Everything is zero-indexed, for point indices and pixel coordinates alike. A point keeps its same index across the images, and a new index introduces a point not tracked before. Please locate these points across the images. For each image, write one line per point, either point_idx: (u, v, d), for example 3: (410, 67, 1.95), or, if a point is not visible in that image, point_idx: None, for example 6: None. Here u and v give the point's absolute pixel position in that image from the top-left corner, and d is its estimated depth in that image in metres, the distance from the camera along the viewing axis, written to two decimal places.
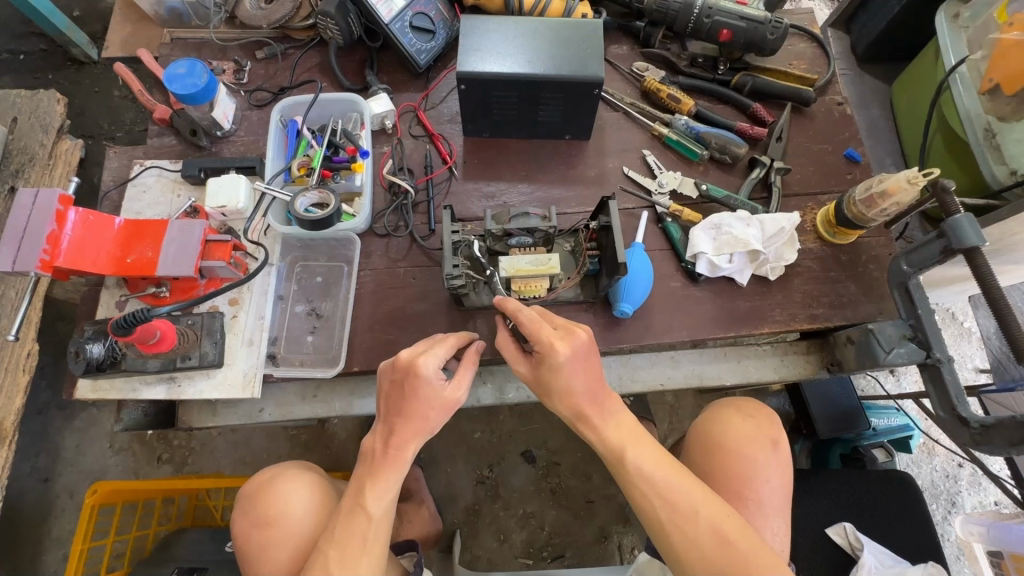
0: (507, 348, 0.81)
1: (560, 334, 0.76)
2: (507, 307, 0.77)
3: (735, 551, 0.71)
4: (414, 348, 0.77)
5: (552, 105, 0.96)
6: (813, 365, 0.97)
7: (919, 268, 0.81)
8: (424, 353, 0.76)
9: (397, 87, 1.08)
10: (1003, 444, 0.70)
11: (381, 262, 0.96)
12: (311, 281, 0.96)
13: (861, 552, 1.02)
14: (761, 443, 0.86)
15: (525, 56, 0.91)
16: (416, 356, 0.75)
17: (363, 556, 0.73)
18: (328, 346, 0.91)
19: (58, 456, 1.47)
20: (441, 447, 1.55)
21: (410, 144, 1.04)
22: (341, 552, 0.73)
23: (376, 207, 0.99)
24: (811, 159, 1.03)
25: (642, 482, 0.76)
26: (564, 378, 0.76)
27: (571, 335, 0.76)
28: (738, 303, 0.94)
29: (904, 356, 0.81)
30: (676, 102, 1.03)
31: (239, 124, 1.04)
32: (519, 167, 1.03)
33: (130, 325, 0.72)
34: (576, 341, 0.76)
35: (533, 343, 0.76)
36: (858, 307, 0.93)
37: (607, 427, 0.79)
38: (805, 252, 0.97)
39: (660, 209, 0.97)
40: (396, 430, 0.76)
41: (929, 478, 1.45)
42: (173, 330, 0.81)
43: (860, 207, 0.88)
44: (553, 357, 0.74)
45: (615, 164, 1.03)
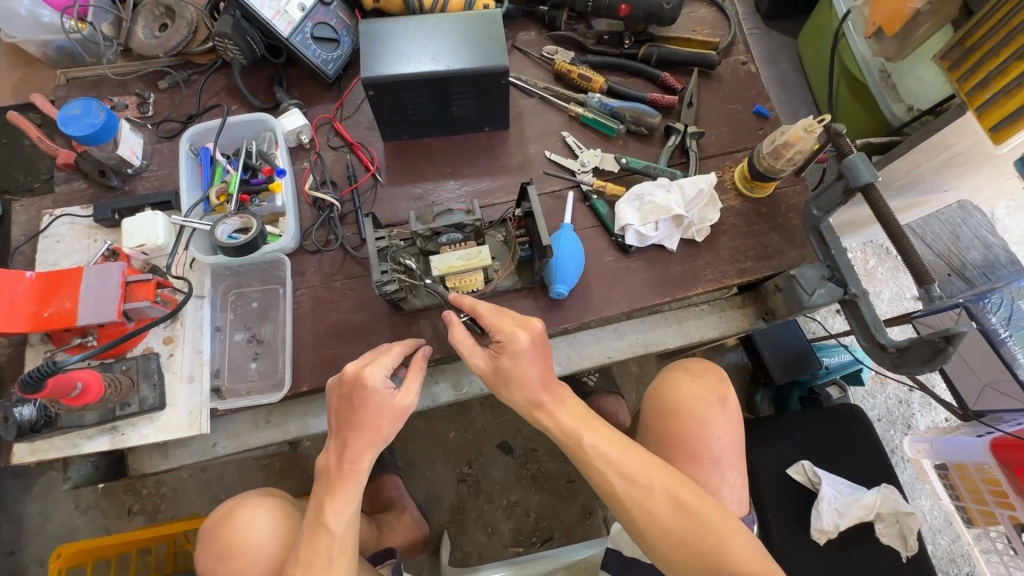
0: (464, 343, 0.78)
1: (518, 324, 0.79)
2: (465, 302, 0.79)
3: (690, 515, 0.74)
4: (360, 360, 0.77)
5: (465, 99, 0.97)
6: (749, 316, 1.01)
7: (828, 211, 0.85)
8: (370, 364, 0.76)
9: (310, 101, 1.06)
10: (919, 363, 0.74)
11: (316, 278, 0.95)
12: (247, 307, 0.94)
13: (820, 485, 1.08)
14: (707, 401, 0.86)
15: (430, 54, 0.91)
16: (362, 367, 0.75)
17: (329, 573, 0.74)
18: (273, 370, 0.90)
19: (23, 524, 1.42)
20: (418, 451, 1.55)
21: (331, 156, 1.03)
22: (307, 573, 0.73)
23: (304, 224, 0.98)
24: (723, 119, 1.06)
25: (599, 462, 0.78)
26: (523, 367, 0.78)
27: (529, 323, 0.79)
28: (671, 268, 0.97)
29: (825, 296, 0.86)
30: (587, 81, 1.05)
31: (151, 158, 1.01)
32: (442, 165, 1.04)
33: (38, 380, 0.69)
34: (534, 328, 0.79)
35: (494, 334, 0.78)
36: (783, 256, 0.97)
37: (559, 410, 0.81)
38: (728, 210, 1.00)
39: (584, 188, 1.00)
40: (349, 443, 0.76)
41: (885, 407, 1.52)
42: (97, 379, 0.78)
43: (769, 159, 0.92)
44: (516, 343, 0.77)
45: (537, 149, 1.04)
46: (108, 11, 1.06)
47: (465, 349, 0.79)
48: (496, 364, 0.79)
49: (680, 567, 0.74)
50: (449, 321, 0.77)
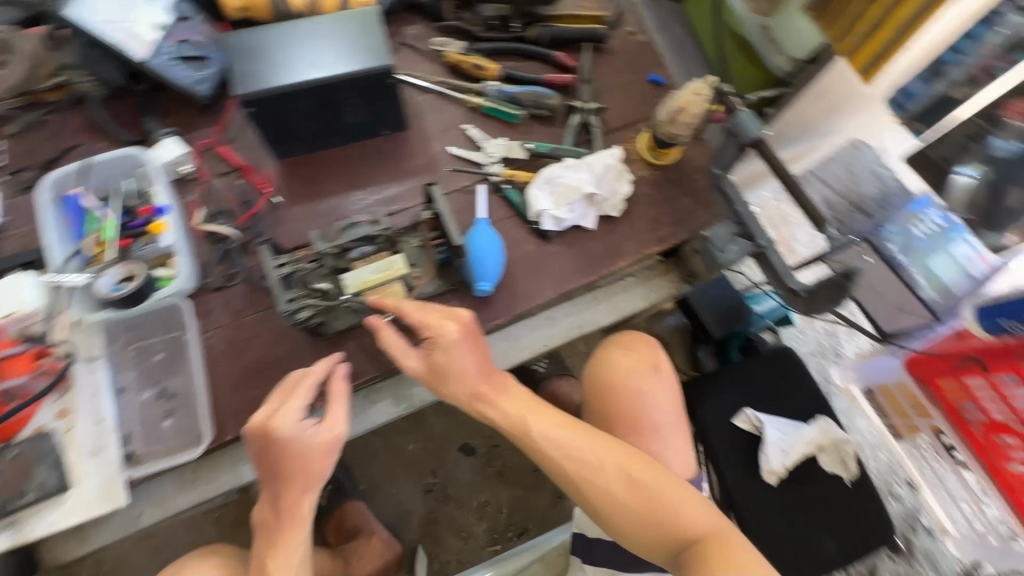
0: (394, 345, 0.76)
1: (445, 316, 0.76)
2: (387, 304, 0.76)
3: (640, 486, 0.74)
4: (268, 408, 0.71)
5: (355, 104, 0.92)
6: (675, 281, 1.03)
7: (727, 168, 0.87)
8: (279, 411, 0.70)
9: (186, 126, 0.97)
10: (827, 302, 0.79)
11: (224, 316, 0.88)
12: (151, 361, 0.87)
13: (765, 429, 1.12)
14: (643, 371, 0.87)
15: (307, 60, 0.86)
16: (271, 418, 0.70)
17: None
18: (190, 424, 0.83)
19: None
20: (379, 470, 1.50)
21: (220, 184, 0.95)
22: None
23: (201, 261, 0.90)
24: (621, 91, 1.07)
25: (547, 447, 0.77)
26: (457, 359, 0.75)
27: (457, 314, 0.76)
28: (592, 247, 0.97)
29: (737, 251, 0.89)
30: (481, 69, 1.03)
31: (10, 215, 0.90)
32: (345, 177, 0.98)
33: None
34: (464, 318, 0.76)
35: (423, 331, 0.75)
36: (697, 217, 0.99)
37: (504, 400, 0.79)
38: (638, 180, 1.01)
39: (494, 179, 0.98)
40: (280, 492, 0.72)
41: (816, 341, 1.62)
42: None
43: (667, 127, 0.93)
44: (446, 336, 0.74)
45: (441, 146, 1.01)
46: None
47: (395, 351, 0.76)
48: (428, 367, 0.77)
49: (637, 538, 0.75)
50: (371, 326, 0.76)
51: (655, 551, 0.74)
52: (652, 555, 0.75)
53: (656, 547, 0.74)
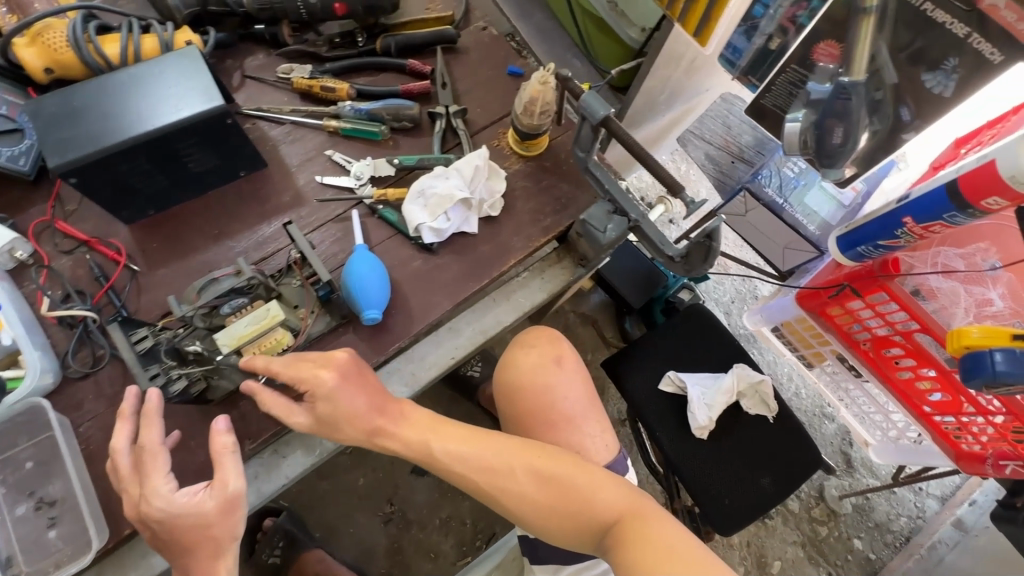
0: (275, 406, 0.71)
1: (318, 364, 0.72)
2: (256, 364, 0.70)
3: (553, 481, 0.75)
4: (137, 497, 0.67)
5: (197, 152, 0.86)
6: (569, 268, 1.03)
7: (589, 150, 0.89)
8: (150, 493, 0.66)
9: (16, 208, 0.89)
10: (701, 263, 0.81)
11: (97, 405, 0.81)
12: (22, 471, 0.79)
13: (687, 388, 1.16)
14: (546, 367, 0.89)
15: (129, 117, 0.79)
16: (139, 505, 0.67)
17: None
18: (80, 528, 0.77)
19: None
20: (333, 512, 1.45)
21: (67, 263, 0.87)
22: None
23: (60, 352, 0.83)
24: (483, 89, 1.06)
25: (454, 463, 0.76)
26: (345, 403, 0.72)
27: (332, 358, 0.72)
28: (479, 251, 0.96)
29: (616, 230, 0.90)
30: (332, 91, 0.99)
31: None
32: (207, 229, 0.92)
33: None
34: (340, 361, 0.72)
35: (301, 386, 0.70)
36: (578, 201, 1.00)
37: (404, 428, 0.76)
38: (514, 175, 1.00)
39: (367, 202, 0.94)
40: (190, 566, 0.68)
41: (734, 289, 1.68)
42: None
43: (526, 119, 0.93)
44: (323, 387, 0.70)
45: (306, 178, 0.96)
46: None
47: (277, 410, 0.72)
48: (316, 421, 0.73)
49: (559, 533, 0.75)
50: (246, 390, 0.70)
51: (578, 540, 0.75)
52: (578, 544, 0.76)
53: (579, 536, 0.75)
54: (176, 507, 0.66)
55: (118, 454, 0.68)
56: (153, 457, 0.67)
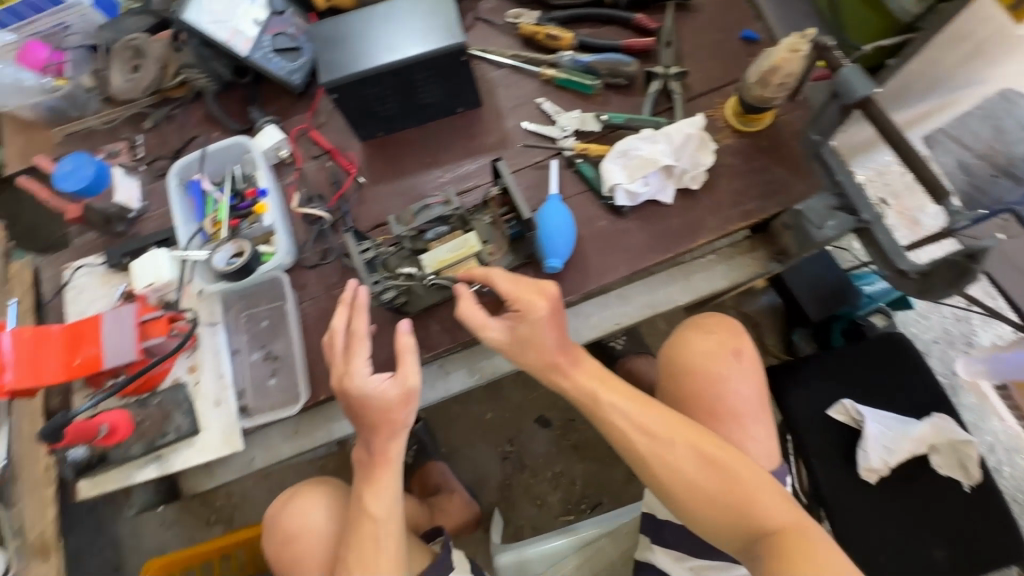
0: (474, 316, 0.77)
1: (534, 290, 0.77)
2: (477, 274, 0.77)
3: (714, 467, 0.74)
4: (339, 369, 0.77)
5: (429, 85, 0.94)
6: (761, 260, 0.96)
7: (827, 134, 0.77)
8: (350, 369, 0.76)
9: (284, 114, 1.06)
10: (945, 286, 0.68)
11: (317, 289, 0.97)
12: (258, 327, 0.98)
13: (864, 424, 1.01)
14: (722, 357, 0.86)
15: (385, 45, 0.89)
16: (344, 380, 0.76)
17: (379, 555, 0.75)
18: (291, 384, 0.94)
19: (121, 545, 1.57)
20: (459, 435, 1.59)
21: (313, 167, 1.03)
22: (360, 558, 0.75)
23: (298, 240, 0.99)
24: (708, 52, 0.99)
25: (617, 418, 0.79)
26: (541, 332, 0.77)
27: (544, 288, 0.77)
28: (669, 223, 0.92)
29: (836, 228, 0.79)
30: (556, 39, 1.00)
31: (150, 199, 1.05)
32: (422, 156, 1.01)
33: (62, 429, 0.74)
34: (551, 293, 0.77)
35: (512, 303, 0.76)
36: (791, 189, 0.90)
37: (577, 372, 0.81)
38: (724, 150, 0.93)
39: (567, 153, 0.96)
40: (370, 438, 0.79)
41: (940, 326, 1.40)
42: (124, 419, 0.86)
43: (758, 89, 0.85)
44: (535, 312, 0.75)
45: (514, 122, 1.00)
46: (86, 64, 1.11)
47: (478, 321, 0.78)
48: (511, 339, 0.79)
49: (705, 521, 0.74)
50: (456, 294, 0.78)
51: (724, 535, 0.73)
52: (721, 539, 0.74)
53: (726, 531, 0.73)
54: (369, 389, 0.74)
55: (335, 333, 0.78)
56: (358, 342, 0.77)
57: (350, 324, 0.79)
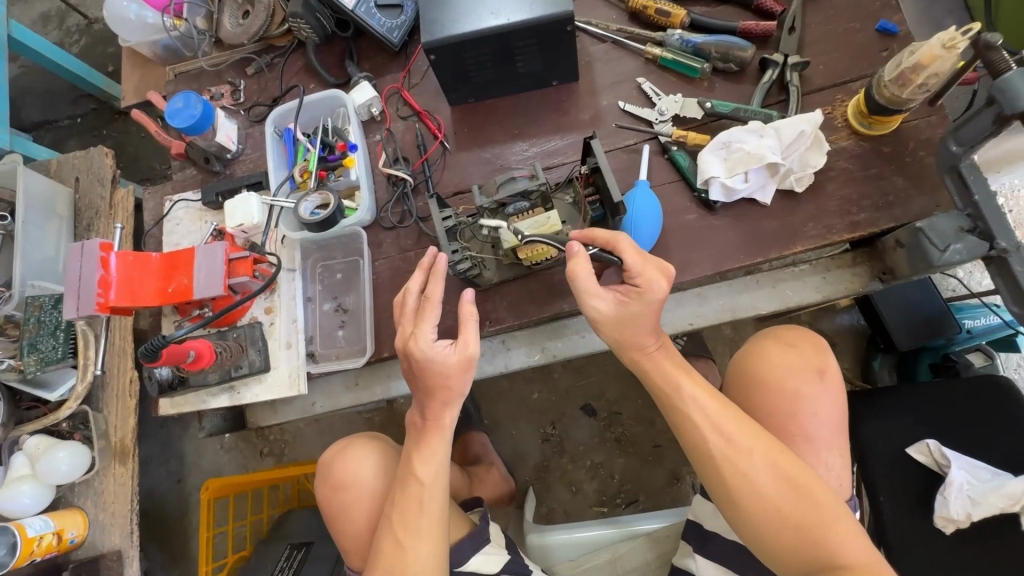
0: (588, 282, 0.74)
1: (657, 269, 0.75)
2: (603, 238, 0.75)
3: (790, 487, 0.70)
4: (405, 332, 0.78)
5: (529, 54, 0.91)
6: (862, 277, 0.88)
7: (971, 146, 0.69)
8: (414, 334, 0.76)
9: (379, 72, 1.06)
10: None
11: (392, 249, 0.98)
12: (332, 278, 1.01)
13: (949, 469, 0.91)
14: (804, 374, 0.79)
15: (489, 7, 0.86)
16: (409, 341, 0.77)
17: (422, 517, 0.76)
18: (357, 337, 0.97)
19: (184, 460, 1.70)
20: (503, 410, 1.59)
21: (401, 127, 1.03)
22: (403, 517, 0.77)
23: (379, 198, 1.00)
24: (836, 43, 0.90)
25: (696, 414, 0.75)
26: (649, 314, 0.75)
27: (666, 270, 0.75)
28: (764, 225, 0.86)
29: (963, 253, 0.71)
30: (666, 16, 0.94)
31: (245, 143, 1.09)
32: (510, 127, 0.99)
33: (155, 351, 0.78)
34: (671, 276, 0.75)
35: (632, 277, 0.74)
36: (909, 204, 0.82)
37: (662, 356, 0.79)
38: (837, 152, 0.86)
39: (663, 139, 0.90)
40: (426, 403, 0.79)
41: None
42: (207, 348, 0.90)
43: (892, 89, 0.76)
44: (655, 291, 0.74)
45: (609, 101, 0.96)
46: (200, 6, 1.14)
47: (586, 288, 0.75)
48: (614, 316, 0.76)
49: (769, 539, 0.70)
50: (571, 252, 0.74)
51: (786, 557, 0.70)
52: (779, 560, 0.70)
53: (786, 553, 0.70)
54: (433, 356, 0.75)
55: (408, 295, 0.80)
56: (427, 309, 0.77)
57: (424, 288, 0.80)
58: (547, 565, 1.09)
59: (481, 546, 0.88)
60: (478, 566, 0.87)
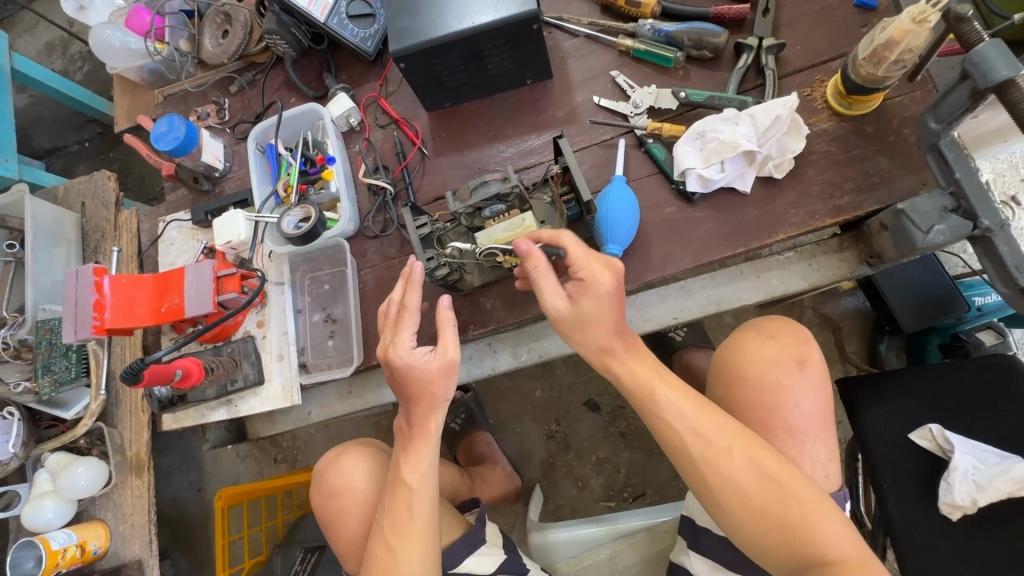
0: (542, 279, 0.73)
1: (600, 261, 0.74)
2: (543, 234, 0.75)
3: (772, 485, 0.68)
4: (384, 341, 0.78)
5: (499, 55, 0.90)
6: (850, 262, 0.86)
7: (950, 123, 0.67)
8: (393, 343, 0.77)
9: (356, 82, 1.07)
10: None
11: (376, 258, 0.99)
12: (321, 289, 1.03)
13: (952, 454, 0.88)
14: (784, 366, 0.79)
15: (456, 11, 0.86)
16: (389, 349, 0.77)
17: (412, 522, 0.77)
18: (346, 346, 0.99)
19: (203, 469, 1.75)
20: (507, 409, 1.60)
21: (380, 136, 1.04)
22: (393, 523, 0.78)
23: (362, 208, 1.02)
24: (814, 21, 0.87)
25: (673, 417, 0.73)
26: (604, 308, 0.73)
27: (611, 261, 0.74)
28: (744, 214, 0.84)
29: (946, 233, 0.69)
30: (637, 6, 0.92)
31: (232, 160, 1.11)
32: (486, 129, 0.99)
33: (138, 371, 0.80)
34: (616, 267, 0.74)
35: (576, 269, 0.73)
36: (894, 184, 0.80)
37: (632, 360, 0.76)
38: (818, 135, 0.83)
39: (638, 133, 0.89)
40: (412, 410, 0.79)
41: None
42: (196, 366, 0.92)
43: (868, 67, 0.74)
44: (601, 283, 0.72)
45: (584, 96, 0.95)
46: (182, 29, 1.16)
47: (541, 288, 0.74)
48: (571, 315, 0.74)
49: (756, 539, 0.69)
50: (521, 252, 0.72)
51: (775, 554, 0.69)
52: (769, 558, 0.70)
53: (773, 551, 0.69)
54: (413, 360, 0.75)
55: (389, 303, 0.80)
56: (407, 316, 0.77)
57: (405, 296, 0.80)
58: (548, 562, 1.10)
59: (475, 547, 0.89)
60: (472, 567, 0.88)
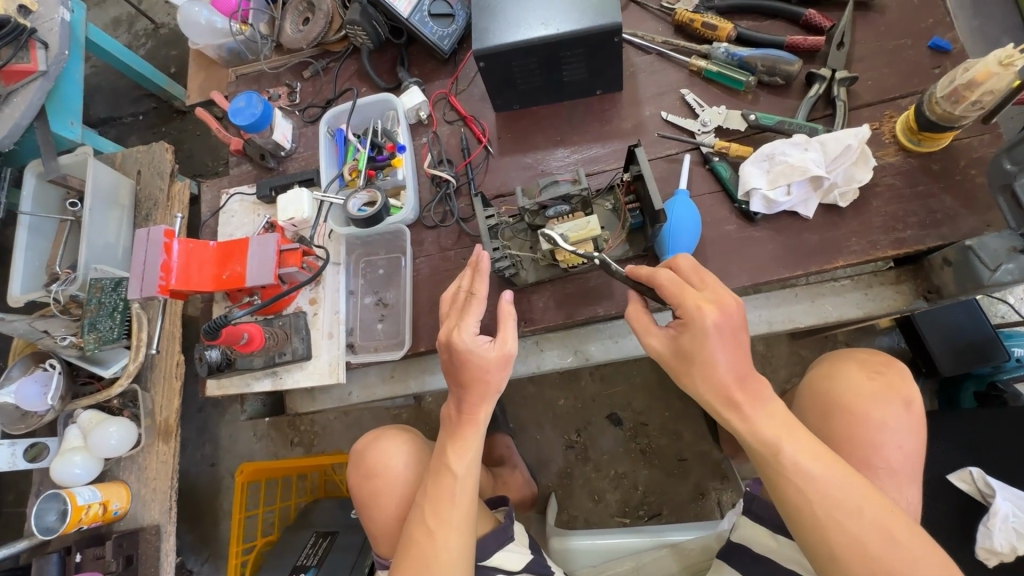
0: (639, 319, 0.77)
1: (707, 298, 0.69)
2: (642, 274, 0.76)
3: (904, 553, 0.59)
4: (448, 325, 0.80)
5: (575, 63, 0.93)
6: (906, 295, 0.87)
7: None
8: (457, 328, 0.78)
9: (428, 78, 1.11)
10: None
11: (433, 248, 1.01)
12: (374, 274, 1.05)
13: (993, 499, 0.83)
14: (890, 403, 0.78)
15: (540, 17, 0.88)
16: (452, 333, 0.78)
17: (453, 509, 0.78)
18: (395, 330, 1.01)
19: (218, 444, 1.77)
20: (528, 415, 1.60)
21: (446, 131, 1.07)
22: (434, 507, 0.79)
23: (423, 199, 1.04)
24: (885, 59, 0.89)
25: (802, 477, 0.64)
26: (708, 352, 0.68)
27: (722, 299, 0.68)
28: (805, 238, 0.86)
29: (1014, 272, 0.72)
30: (713, 29, 0.95)
31: (299, 141, 1.14)
32: (552, 133, 1.02)
33: (216, 329, 0.86)
34: (728, 305, 0.68)
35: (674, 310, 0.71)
36: (958, 223, 0.81)
37: (758, 416, 0.68)
38: (884, 168, 0.85)
39: (705, 150, 0.92)
40: (464, 396, 0.80)
41: None
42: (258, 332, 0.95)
43: (945, 105, 0.76)
44: (702, 320, 0.67)
45: (652, 111, 0.98)
46: (264, 12, 1.20)
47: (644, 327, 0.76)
48: (672, 352, 0.72)
49: None
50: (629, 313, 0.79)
51: None
52: None
53: None
54: (473, 348, 0.76)
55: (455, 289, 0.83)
56: (473, 303, 0.79)
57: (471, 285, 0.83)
58: (568, 568, 1.09)
59: (504, 543, 0.90)
60: (502, 561, 0.88)
